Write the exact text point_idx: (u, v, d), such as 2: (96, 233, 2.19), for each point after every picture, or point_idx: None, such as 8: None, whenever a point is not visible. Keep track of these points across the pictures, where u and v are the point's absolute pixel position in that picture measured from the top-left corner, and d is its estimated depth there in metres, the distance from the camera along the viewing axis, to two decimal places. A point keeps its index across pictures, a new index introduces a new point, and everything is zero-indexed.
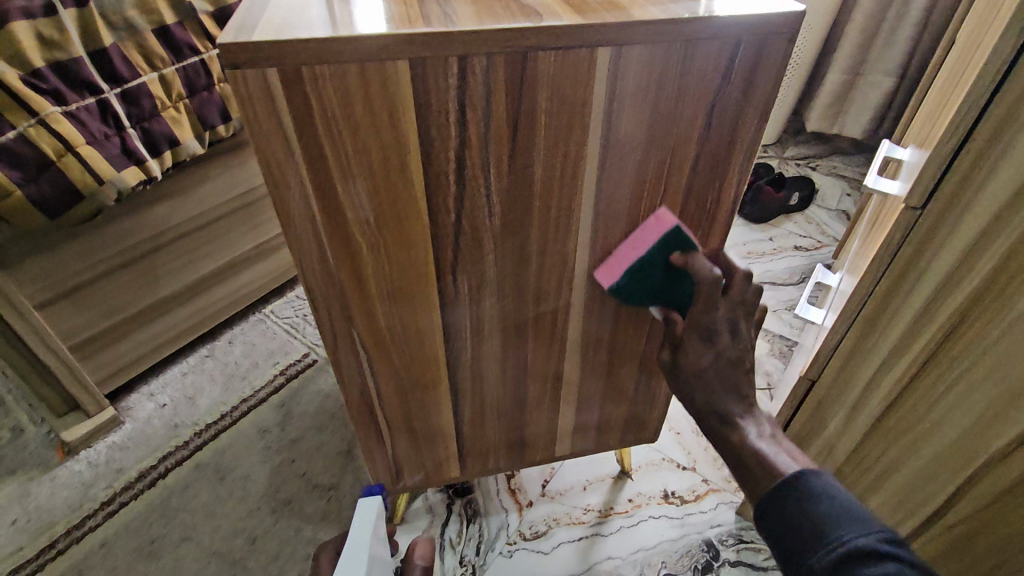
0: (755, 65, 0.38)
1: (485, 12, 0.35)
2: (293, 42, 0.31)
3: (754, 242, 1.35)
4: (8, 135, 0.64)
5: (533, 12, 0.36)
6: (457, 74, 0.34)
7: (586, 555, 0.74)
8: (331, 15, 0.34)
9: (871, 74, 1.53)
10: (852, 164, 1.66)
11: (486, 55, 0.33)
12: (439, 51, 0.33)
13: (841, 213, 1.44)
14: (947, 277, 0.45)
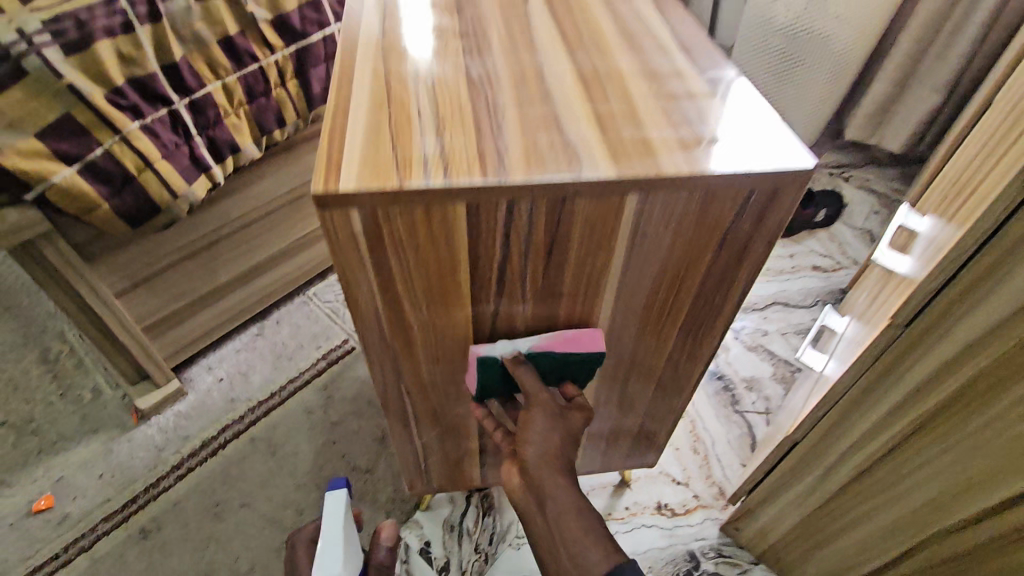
0: (764, 207, 0.43)
1: (532, 150, 0.39)
2: (372, 192, 0.36)
3: (776, 258, 1.41)
4: (97, 152, 0.68)
5: (575, 153, 0.39)
6: (506, 212, 0.39)
7: None
8: (400, 149, 0.38)
9: (919, 90, 1.53)
10: (883, 178, 1.69)
11: (532, 202, 0.38)
12: (491, 198, 0.37)
13: (864, 233, 1.50)
14: (923, 383, 0.49)
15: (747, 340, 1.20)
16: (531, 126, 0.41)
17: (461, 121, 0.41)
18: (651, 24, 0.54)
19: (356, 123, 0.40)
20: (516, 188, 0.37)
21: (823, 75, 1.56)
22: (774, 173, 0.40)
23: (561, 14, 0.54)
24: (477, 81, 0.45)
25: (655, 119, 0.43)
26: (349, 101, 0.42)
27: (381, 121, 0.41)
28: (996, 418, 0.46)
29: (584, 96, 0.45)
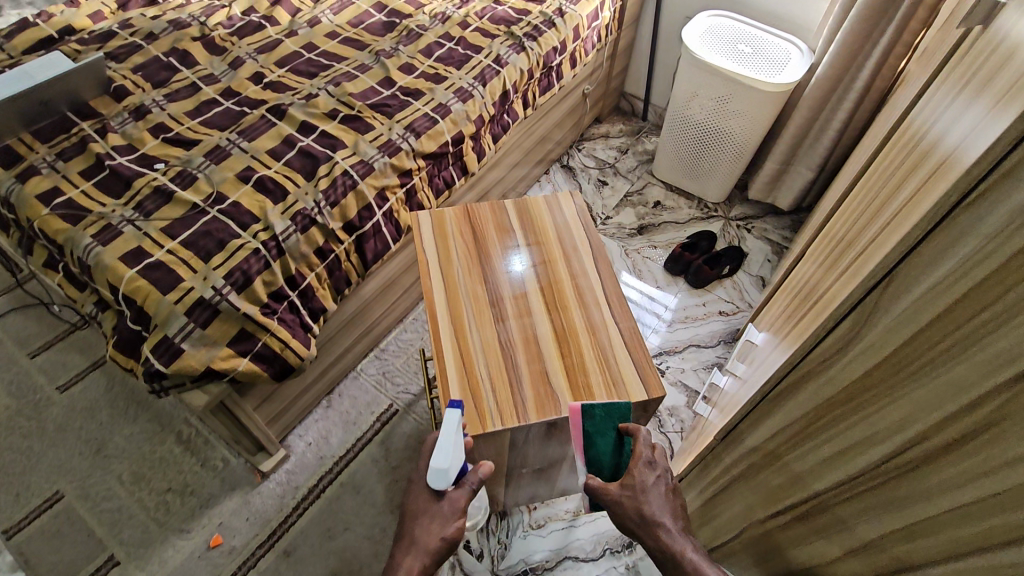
0: (646, 407, 0.94)
1: (538, 399, 0.90)
2: (472, 435, 0.86)
3: (691, 307, 1.93)
4: (259, 346, 1.12)
5: (557, 399, 0.90)
6: (528, 429, 0.90)
7: (566, 538, 1.38)
8: (480, 407, 0.89)
9: (797, 167, 2.03)
10: (776, 226, 2.19)
11: (539, 426, 0.89)
12: (521, 427, 0.88)
13: (756, 278, 2.01)
14: (735, 457, 1.01)
15: (671, 378, 1.74)
16: (536, 380, 0.92)
17: (504, 382, 0.91)
18: (594, 293, 1.03)
19: (456, 388, 0.91)
20: (533, 424, 0.88)
21: (726, 155, 2.06)
22: (647, 397, 0.91)
23: (547, 291, 1.03)
24: (509, 353, 0.95)
25: (592, 367, 0.94)
26: (448, 370, 0.92)
27: (467, 386, 0.91)
28: (831, 436, 0.79)
29: (560, 354, 0.95)
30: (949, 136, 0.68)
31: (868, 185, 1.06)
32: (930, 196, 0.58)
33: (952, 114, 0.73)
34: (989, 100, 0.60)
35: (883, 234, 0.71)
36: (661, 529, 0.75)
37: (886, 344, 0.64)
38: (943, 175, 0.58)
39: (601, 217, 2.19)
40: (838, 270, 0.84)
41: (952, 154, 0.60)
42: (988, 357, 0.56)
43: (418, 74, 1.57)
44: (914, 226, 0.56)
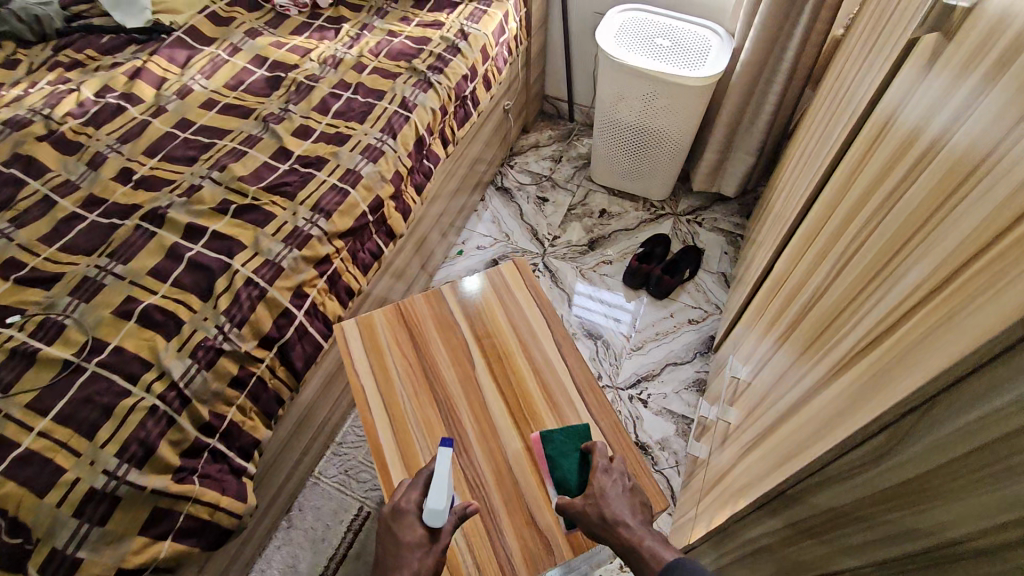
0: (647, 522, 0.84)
1: (526, 551, 0.78)
2: None
3: (659, 321, 1.83)
4: (181, 520, 0.94)
5: (548, 544, 0.78)
6: None
7: None
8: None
9: (739, 154, 1.93)
10: (727, 214, 2.11)
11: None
12: None
13: (718, 275, 1.93)
14: None
15: (655, 407, 1.64)
16: (519, 525, 0.80)
17: (481, 535, 0.79)
18: (565, 393, 0.91)
19: None
20: None
21: (663, 153, 1.95)
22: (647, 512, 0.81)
23: (511, 400, 0.90)
24: (483, 493, 0.82)
25: None
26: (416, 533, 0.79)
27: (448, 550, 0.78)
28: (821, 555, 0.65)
29: (541, 484, 0.83)
30: (939, 210, 0.58)
31: (830, 204, 0.95)
32: (954, 321, 0.48)
33: (930, 169, 0.63)
34: (992, 184, 0.49)
35: (887, 325, 0.60)
36: (622, 527, 0.69)
37: (905, 471, 0.51)
38: (965, 293, 0.47)
39: (548, 238, 2.06)
40: (830, 341, 0.73)
41: (965, 257, 0.50)
42: (987, 503, 0.43)
43: (317, 138, 1.37)
44: (977, 345, 0.43)
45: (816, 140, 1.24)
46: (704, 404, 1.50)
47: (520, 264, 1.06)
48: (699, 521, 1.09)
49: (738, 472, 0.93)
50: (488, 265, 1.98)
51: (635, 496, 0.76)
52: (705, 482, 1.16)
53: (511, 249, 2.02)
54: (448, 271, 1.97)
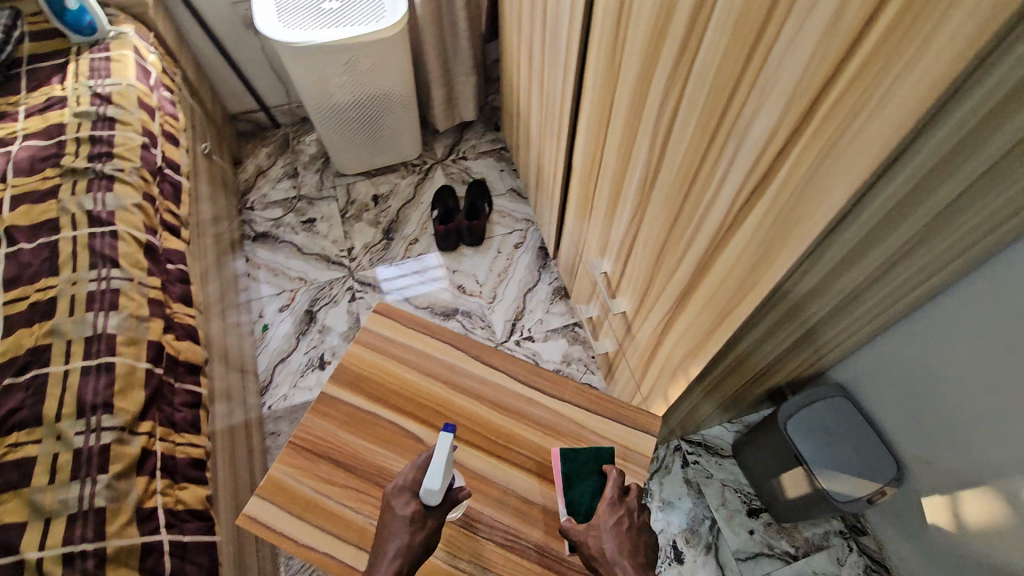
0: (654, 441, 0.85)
1: None
2: None
3: (492, 261, 1.84)
4: None
5: None
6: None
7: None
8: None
9: (460, 77, 1.91)
10: (478, 135, 2.13)
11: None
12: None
13: (510, 192, 1.99)
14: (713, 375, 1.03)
15: (541, 335, 1.70)
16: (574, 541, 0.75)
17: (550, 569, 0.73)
18: (514, 394, 0.84)
19: None
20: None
21: (396, 113, 1.84)
22: (654, 436, 0.83)
23: (478, 441, 0.81)
24: (521, 544, 0.75)
25: None
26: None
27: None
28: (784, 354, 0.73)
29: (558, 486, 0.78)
30: (747, 67, 0.60)
31: (608, 91, 0.99)
32: (841, 145, 0.52)
33: (713, 29, 0.63)
34: (794, 29, 0.51)
35: (759, 175, 0.63)
36: (615, 567, 0.65)
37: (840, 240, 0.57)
38: (839, 121, 0.51)
39: (342, 254, 1.86)
40: (698, 207, 0.77)
41: (809, 105, 0.53)
42: None
43: (10, 329, 0.98)
44: (892, 132, 0.47)
45: (542, 38, 1.26)
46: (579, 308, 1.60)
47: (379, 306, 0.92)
48: (651, 400, 1.19)
49: (671, 347, 1.01)
50: (304, 319, 1.74)
51: (643, 537, 0.69)
52: (632, 369, 1.26)
53: (316, 288, 1.79)
54: (268, 354, 1.68)
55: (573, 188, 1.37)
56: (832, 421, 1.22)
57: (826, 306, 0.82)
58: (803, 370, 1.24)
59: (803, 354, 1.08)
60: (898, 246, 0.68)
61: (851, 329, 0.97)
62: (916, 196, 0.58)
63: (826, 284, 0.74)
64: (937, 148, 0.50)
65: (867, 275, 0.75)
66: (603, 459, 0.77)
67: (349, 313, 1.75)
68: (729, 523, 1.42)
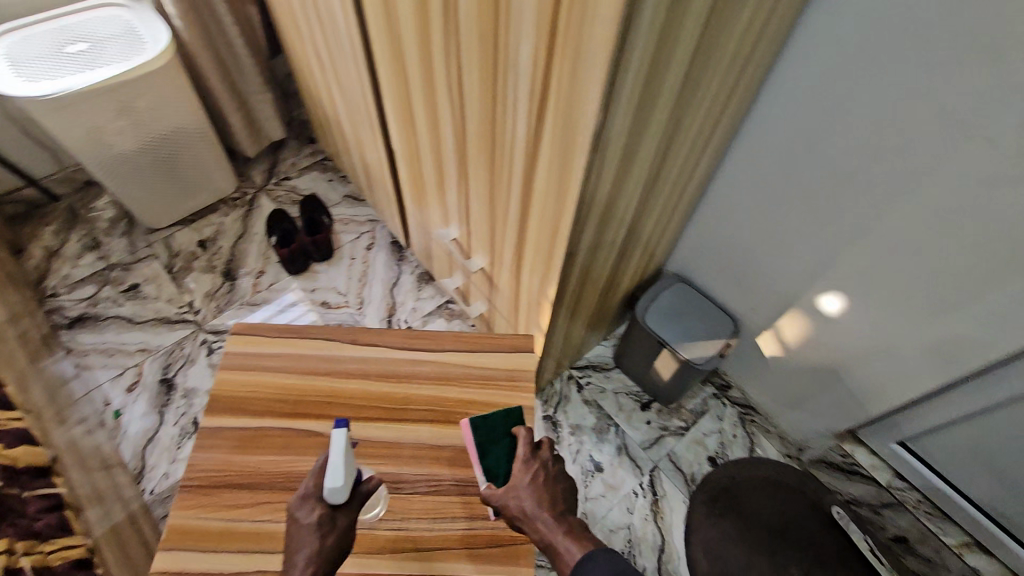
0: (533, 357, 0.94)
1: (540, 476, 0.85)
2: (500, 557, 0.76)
3: (346, 268, 1.84)
4: None
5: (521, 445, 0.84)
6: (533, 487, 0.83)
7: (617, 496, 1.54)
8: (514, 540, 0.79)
9: (255, 99, 1.84)
10: (293, 153, 2.08)
11: None
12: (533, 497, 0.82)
13: (346, 199, 1.99)
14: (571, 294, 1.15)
15: (418, 321, 1.74)
16: None
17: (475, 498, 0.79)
18: (398, 361, 0.88)
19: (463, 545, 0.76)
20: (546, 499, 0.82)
21: (196, 150, 1.72)
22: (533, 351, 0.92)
23: (376, 413, 0.84)
24: (444, 485, 0.80)
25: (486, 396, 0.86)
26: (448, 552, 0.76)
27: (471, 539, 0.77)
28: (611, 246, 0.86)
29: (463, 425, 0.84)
30: (499, 6, 0.68)
31: (398, 70, 1.05)
32: (583, 51, 0.62)
33: None
34: None
35: (538, 96, 0.73)
36: (538, 520, 0.72)
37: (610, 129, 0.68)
38: (575, 30, 0.61)
39: (183, 311, 1.71)
40: (506, 143, 0.86)
41: (552, 24, 0.63)
42: None
43: None
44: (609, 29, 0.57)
45: (324, 38, 1.28)
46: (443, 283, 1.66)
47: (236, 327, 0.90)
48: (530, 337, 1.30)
49: (529, 280, 1.11)
50: (161, 390, 1.58)
51: (558, 486, 0.76)
52: (507, 317, 1.36)
53: (164, 355, 1.63)
54: (130, 440, 1.50)
55: (400, 173, 1.43)
56: (679, 304, 1.46)
57: (631, 200, 0.97)
58: (641, 271, 1.44)
59: (634, 255, 1.25)
60: (660, 130, 0.84)
61: (659, 218, 1.16)
62: (651, 80, 0.71)
63: (623, 177, 0.88)
64: (649, 36, 0.62)
65: (649, 166, 0.93)
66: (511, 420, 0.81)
67: (212, 368, 1.62)
68: (629, 422, 1.64)
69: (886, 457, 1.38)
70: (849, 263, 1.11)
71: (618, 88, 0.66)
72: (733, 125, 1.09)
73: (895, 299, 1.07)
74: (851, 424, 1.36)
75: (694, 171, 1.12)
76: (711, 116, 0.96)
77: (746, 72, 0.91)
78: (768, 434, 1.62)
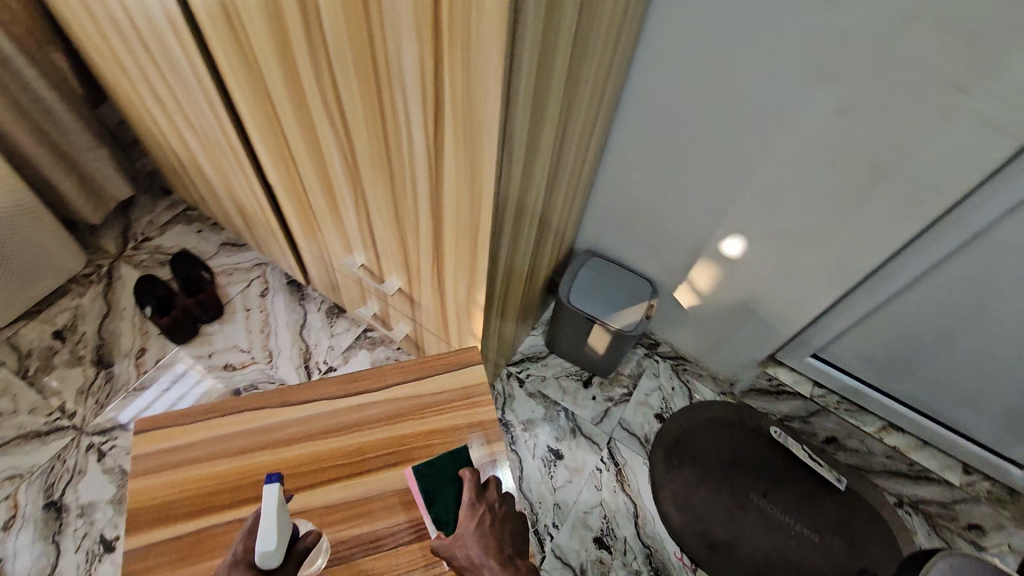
0: None
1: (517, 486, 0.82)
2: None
3: (242, 322, 1.67)
4: None
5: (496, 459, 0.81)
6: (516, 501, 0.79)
7: (596, 480, 1.55)
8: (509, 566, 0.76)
9: (86, 157, 1.59)
10: (147, 210, 1.84)
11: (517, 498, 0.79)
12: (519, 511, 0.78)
13: (224, 247, 1.80)
14: (499, 294, 1.12)
15: (339, 359, 1.62)
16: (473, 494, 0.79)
17: None
18: (339, 410, 0.81)
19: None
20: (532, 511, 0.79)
21: (25, 231, 1.45)
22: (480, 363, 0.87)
23: (332, 474, 0.77)
24: (419, 528, 0.74)
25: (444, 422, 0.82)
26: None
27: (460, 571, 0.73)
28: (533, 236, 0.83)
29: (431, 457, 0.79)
30: (368, 10, 0.62)
31: (262, 100, 0.95)
32: (471, 43, 0.58)
33: None
34: None
35: (430, 100, 0.68)
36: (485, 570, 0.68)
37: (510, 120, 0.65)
38: (460, 23, 0.57)
39: (53, 417, 1.46)
40: (401, 154, 0.81)
41: (432, 19, 0.58)
42: None
43: None
44: (497, 18, 0.54)
45: (159, 75, 1.13)
46: (357, 312, 1.56)
47: (142, 424, 0.78)
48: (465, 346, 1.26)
49: (454, 290, 1.07)
50: (50, 517, 1.33)
51: (504, 529, 0.74)
52: (437, 333, 1.30)
53: (43, 474, 1.38)
54: None
55: (284, 208, 1.30)
56: (598, 277, 1.50)
57: (539, 186, 0.96)
58: (554, 254, 1.45)
59: (545, 240, 1.26)
60: (555, 111, 0.82)
61: (563, 198, 1.16)
62: (544, 61, 0.68)
63: (530, 165, 0.86)
64: (536, 19, 0.59)
65: (551, 151, 0.91)
66: (459, 460, 0.77)
67: (109, 473, 1.40)
68: (577, 402, 1.66)
69: (805, 371, 1.50)
70: (742, 205, 1.20)
71: (515, 77, 0.62)
72: (614, 97, 1.12)
73: (785, 228, 1.18)
74: (770, 350, 1.48)
75: (588, 148, 1.14)
76: (596, 93, 0.97)
77: (619, 43, 0.93)
78: (701, 377, 1.72)
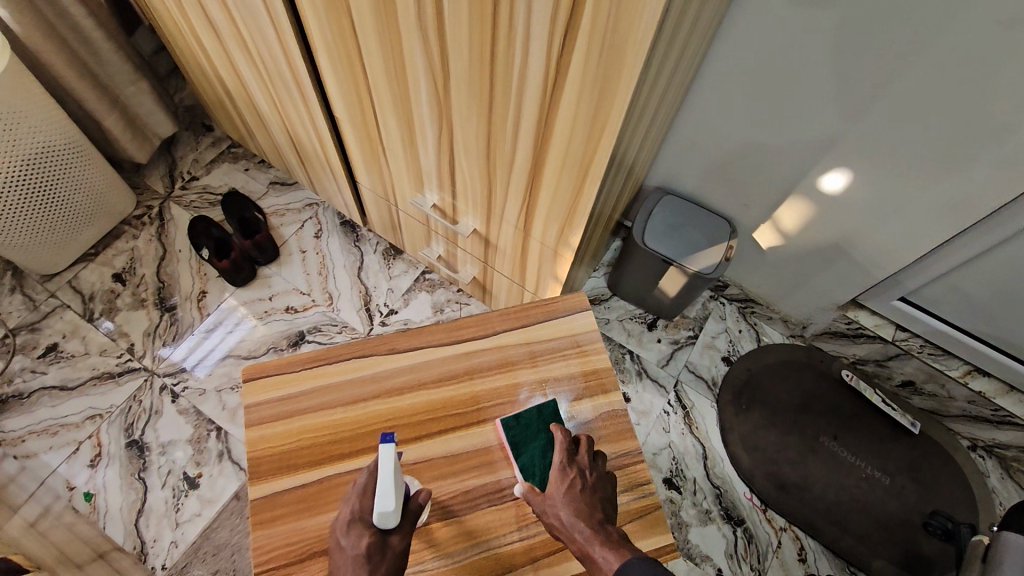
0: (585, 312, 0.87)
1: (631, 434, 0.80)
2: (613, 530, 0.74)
3: (298, 264, 1.63)
4: None
5: None
6: None
7: (688, 422, 1.54)
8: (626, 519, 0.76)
9: (126, 90, 1.50)
10: (189, 148, 1.76)
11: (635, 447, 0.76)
12: None
13: (273, 186, 1.74)
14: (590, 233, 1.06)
15: (398, 301, 1.59)
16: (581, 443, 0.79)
17: None
18: (451, 360, 0.83)
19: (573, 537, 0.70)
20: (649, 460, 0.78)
21: (74, 169, 1.39)
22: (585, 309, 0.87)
23: (451, 422, 0.79)
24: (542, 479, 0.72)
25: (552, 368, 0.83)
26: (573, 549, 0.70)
27: None
28: None
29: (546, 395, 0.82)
30: None
31: (341, 25, 0.87)
32: None
33: None
34: None
35: (566, 10, 0.59)
36: (575, 534, 0.66)
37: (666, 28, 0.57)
38: None
39: (122, 360, 1.46)
40: (511, 80, 0.73)
41: None
42: None
43: None
44: None
45: None
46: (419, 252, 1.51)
47: (263, 372, 0.81)
48: (543, 289, 1.21)
49: (543, 232, 1.01)
50: (132, 455, 1.36)
51: (596, 495, 0.70)
52: (510, 276, 1.25)
53: (120, 415, 1.40)
54: (116, 520, 1.29)
55: (349, 144, 1.23)
56: (673, 216, 1.42)
57: (648, 114, 0.87)
58: (627, 193, 1.37)
59: (628, 177, 1.18)
60: (686, 23, 0.73)
61: (654, 128, 1.07)
62: None
63: (651, 87, 0.77)
64: None
65: (665, 76, 0.82)
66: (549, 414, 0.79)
67: (183, 414, 1.41)
68: (642, 345, 1.62)
69: (887, 314, 1.44)
70: (850, 137, 1.10)
71: None
72: (721, 11, 0.99)
73: (898, 162, 1.08)
74: (853, 292, 1.41)
75: (687, 71, 1.03)
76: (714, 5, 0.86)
77: None
78: (769, 320, 1.66)
